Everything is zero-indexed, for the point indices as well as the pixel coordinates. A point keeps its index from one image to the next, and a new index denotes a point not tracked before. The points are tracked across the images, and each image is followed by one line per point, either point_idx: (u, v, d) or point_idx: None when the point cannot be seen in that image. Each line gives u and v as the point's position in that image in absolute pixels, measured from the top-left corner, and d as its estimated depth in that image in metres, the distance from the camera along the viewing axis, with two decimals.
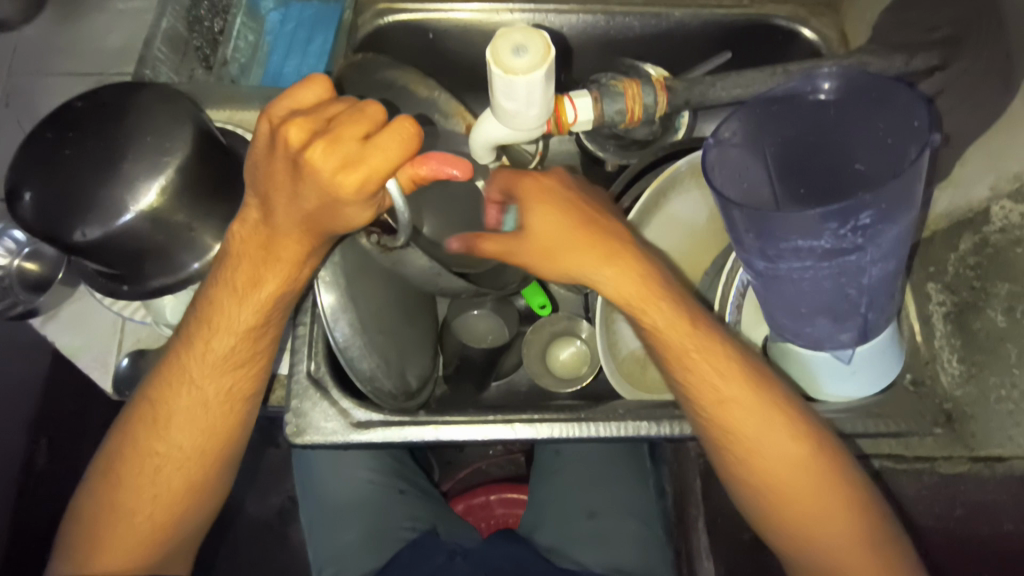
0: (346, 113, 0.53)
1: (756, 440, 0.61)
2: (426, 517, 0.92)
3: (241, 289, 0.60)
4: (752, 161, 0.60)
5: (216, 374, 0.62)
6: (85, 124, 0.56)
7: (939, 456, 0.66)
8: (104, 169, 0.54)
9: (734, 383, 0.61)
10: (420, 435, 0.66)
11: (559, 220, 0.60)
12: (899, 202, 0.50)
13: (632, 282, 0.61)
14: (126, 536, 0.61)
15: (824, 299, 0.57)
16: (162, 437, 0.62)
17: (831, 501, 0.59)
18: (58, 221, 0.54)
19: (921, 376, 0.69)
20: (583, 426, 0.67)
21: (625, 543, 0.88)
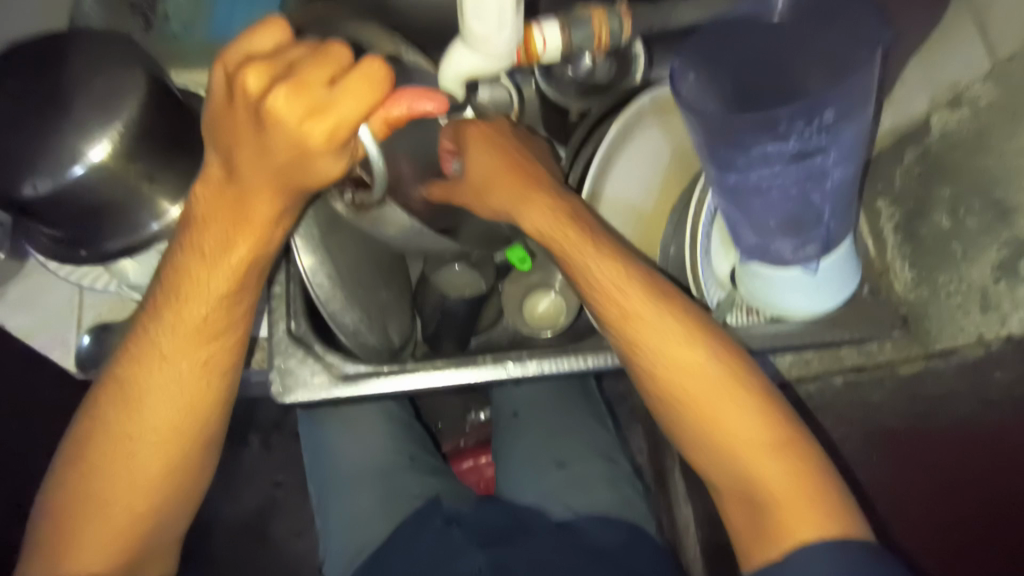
0: (307, 56, 0.49)
1: (667, 353, 0.63)
2: (432, 484, 0.92)
3: (210, 254, 0.56)
4: (712, 84, 0.60)
5: (190, 346, 0.58)
6: (21, 76, 0.52)
7: (897, 358, 0.72)
8: (49, 122, 0.50)
9: (647, 316, 0.64)
10: (413, 382, 0.66)
11: (492, 161, 0.65)
12: (858, 104, 0.56)
13: (542, 217, 0.64)
14: (104, 527, 0.57)
15: (790, 209, 0.62)
16: (137, 418, 0.58)
17: (745, 415, 0.62)
18: (6, 180, 0.50)
19: (877, 285, 0.74)
20: (570, 358, 0.69)
21: (601, 487, 0.89)
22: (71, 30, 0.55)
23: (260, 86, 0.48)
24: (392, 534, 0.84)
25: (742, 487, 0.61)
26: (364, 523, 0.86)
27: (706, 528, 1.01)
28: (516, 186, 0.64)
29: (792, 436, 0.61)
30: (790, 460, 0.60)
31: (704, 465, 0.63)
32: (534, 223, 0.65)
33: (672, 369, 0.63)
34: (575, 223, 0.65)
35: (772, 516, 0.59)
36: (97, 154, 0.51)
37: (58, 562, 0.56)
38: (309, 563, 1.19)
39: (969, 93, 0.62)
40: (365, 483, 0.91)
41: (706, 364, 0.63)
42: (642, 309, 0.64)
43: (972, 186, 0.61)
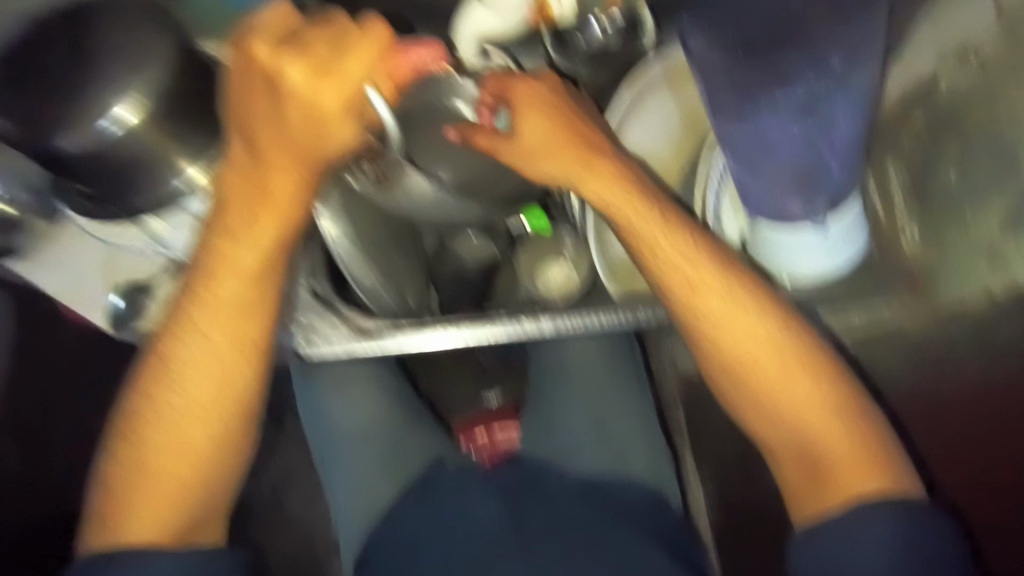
0: (314, 24, 0.52)
1: (727, 326, 0.62)
2: (436, 450, 0.94)
3: (239, 230, 0.58)
4: (726, 36, 0.62)
5: (224, 321, 0.60)
6: (57, 36, 0.55)
7: (907, 317, 0.74)
8: (81, 78, 0.53)
9: (718, 295, 0.62)
10: (436, 339, 0.69)
11: (544, 125, 0.64)
12: (856, 47, 0.57)
13: (607, 190, 0.65)
14: (155, 497, 0.59)
15: (799, 159, 0.63)
16: (178, 391, 0.60)
17: (804, 382, 0.61)
18: (45, 137, 0.53)
19: (886, 243, 0.74)
20: (584, 315, 0.72)
21: (635, 444, 0.90)
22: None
23: (269, 53, 0.51)
24: (409, 491, 0.88)
25: (802, 447, 0.60)
26: (367, 490, 0.90)
27: (717, 502, 1.02)
28: (576, 157, 0.64)
29: (847, 397, 0.61)
30: (855, 423, 0.60)
31: (759, 428, 0.62)
32: (605, 199, 0.65)
33: (740, 347, 0.61)
34: (644, 203, 0.65)
35: (829, 473, 0.59)
36: (128, 110, 0.54)
37: (110, 529, 0.58)
38: (324, 536, 1.21)
39: (974, 48, 0.63)
40: (377, 454, 0.92)
41: (775, 342, 0.61)
42: (714, 289, 0.62)
43: (982, 140, 0.63)
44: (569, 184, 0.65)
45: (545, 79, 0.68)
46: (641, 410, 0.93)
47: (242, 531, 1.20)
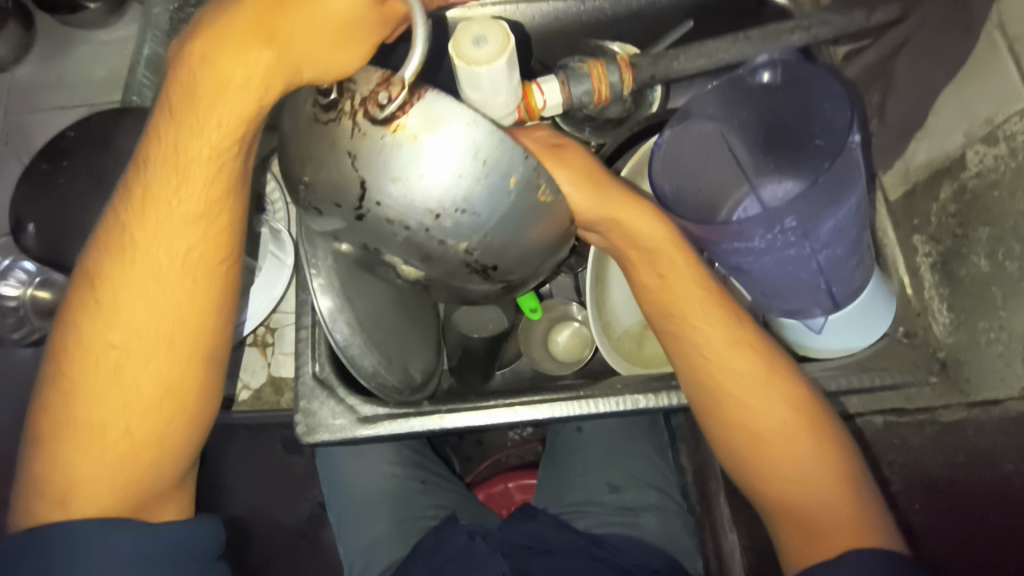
0: None
1: (734, 380, 0.58)
2: (447, 503, 0.99)
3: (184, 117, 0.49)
4: (711, 144, 0.64)
5: (169, 232, 0.52)
6: (77, 153, 0.59)
7: (937, 405, 0.68)
8: (98, 195, 0.57)
9: (700, 305, 0.58)
10: (427, 425, 0.69)
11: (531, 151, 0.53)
12: (824, 199, 0.54)
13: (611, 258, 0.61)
14: (102, 461, 0.52)
15: (779, 283, 0.61)
16: (113, 323, 0.53)
17: (809, 446, 0.56)
18: (63, 251, 0.56)
19: (913, 327, 0.71)
20: (582, 403, 0.70)
21: (651, 512, 0.90)
22: (114, 111, 0.61)
23: None
24: (414, 549, 0.90)
25: (795, 511, 0.56)
26: (381, 545, 0.94)
27: None
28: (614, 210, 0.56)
29: (857, 471, 0.57)
30: (825, 469, 0.56)
31: (751, 488, 0.58)
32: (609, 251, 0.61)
33: (716, 365, 0.58)
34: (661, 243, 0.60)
35: (813, 528, 0.55)
36: None
37: (61, 504, 0.52)
38: None
39: (1007, 128, 0.56)
40: (382, 512, 0.97)
41: (743, 369, 0.58)
42: (685, 299, 0.58)
43: (1011, 230, 0.57)
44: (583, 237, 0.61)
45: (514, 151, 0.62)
46: (661, 482, 0.94)
47: (278, 557, 1.25)
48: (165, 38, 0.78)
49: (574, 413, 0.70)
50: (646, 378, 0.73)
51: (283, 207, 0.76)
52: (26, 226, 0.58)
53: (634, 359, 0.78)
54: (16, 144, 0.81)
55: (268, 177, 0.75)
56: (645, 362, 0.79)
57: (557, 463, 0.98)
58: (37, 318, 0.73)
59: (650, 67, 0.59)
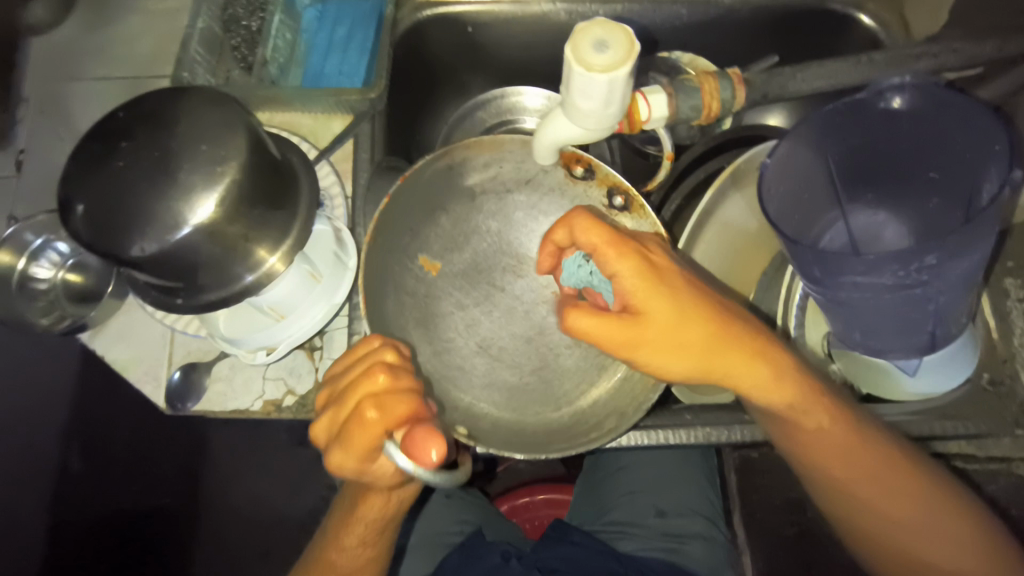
0: (390, 382, 0.49)
1: (847, 472, 0.57)
2: (472, 519, 0.95)
3: (349, 548, 0.59)
4: (815, 165, 0.59)
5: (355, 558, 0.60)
6: (136, 133, 0.52)
7: (1016, 457, 0.63)
8: (157, 180, 0.50)
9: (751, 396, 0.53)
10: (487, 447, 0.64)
11: (604, 239, 0.50)
12: (968, 240, 0.48)
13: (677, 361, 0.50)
14: None
15: (886, 320, 0.57)
16: (340, 546, 0.59)
17: (952, 528, 0.56)
18: (114, 241, 0.51)
19: (999, 375, 0.66)
20: (649, 433, 0.66)
21: (696, 540, 0.87)
22: (171, 89, 0.55)
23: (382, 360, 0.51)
24: (439, 567, 0.87)
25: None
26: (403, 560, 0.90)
27: None
28: (671, 315, 0.49)
29: (1000, 544, 0.55)
30: (923, 509, 0.56)
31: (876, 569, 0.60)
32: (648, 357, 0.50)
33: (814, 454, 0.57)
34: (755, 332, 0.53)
35: None
36: (203, 211, 0.51)
37: None
38: None
39: None
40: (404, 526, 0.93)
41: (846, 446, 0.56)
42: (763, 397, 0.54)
43: None
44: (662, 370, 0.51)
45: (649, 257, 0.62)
46: (708, 509, 0.91)
47: (278, 549, 1.21)
48: (219, 13, 0.72)
49: (643, 442, 0.66)
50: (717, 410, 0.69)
51: (342, 202, 0.69)
52: (73, 207, 0.52)
53: None
54: (51, 114, 0.76)
55: (326, 168, 0.70)
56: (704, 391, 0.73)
57: (602, 480, 0.98)
58: (68, 303, 0.69)
59: (763, 84, 0.57)
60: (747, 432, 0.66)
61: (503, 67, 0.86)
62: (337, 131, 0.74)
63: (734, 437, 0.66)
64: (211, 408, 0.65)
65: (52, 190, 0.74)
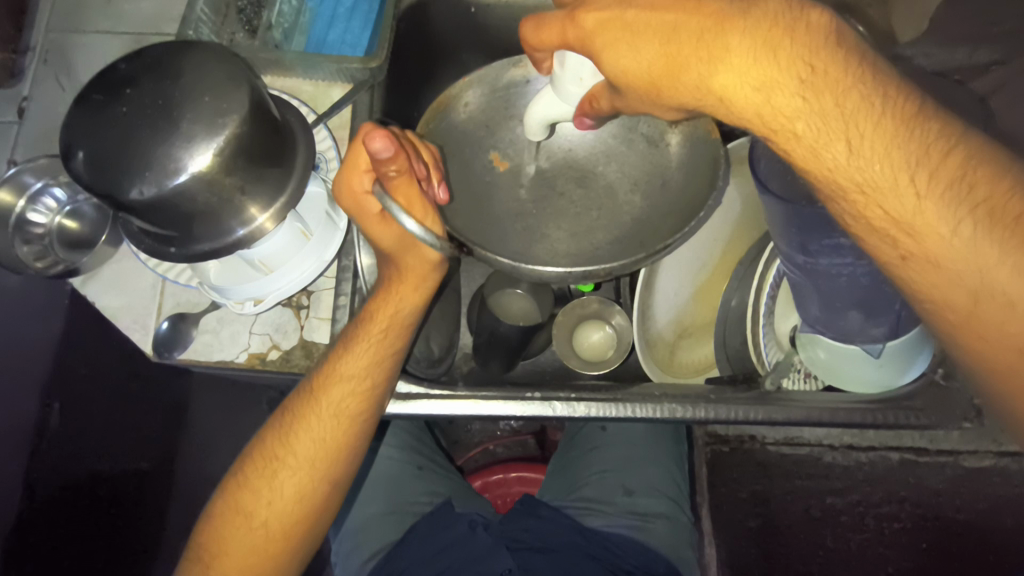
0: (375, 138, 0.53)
1: (964, 242, 0.42)
2: (443, 491, 0.97)
3: (321, 396, 0.62)
4: None
5: (328, 420, 0.63)
6: (141, 82, 0.54)
7: (964, 450, 0.73)
8: (160, 128, 0.52)
9: (842, 134, 0.44)
10: (461, 409, 0.68)
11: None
12: None
13: (746, 92, 0.44)
14: (261, 506, 0.62)
15: (861, 293, 0.63)
16: (315, 412, 0.63)
17: None
18: (114, 183, 0.52)
19: (954, 369, 0.70)
20: (620, 406, 0.69)
21: (660, 520, 0.91)
22: (176, 42, 0.57)
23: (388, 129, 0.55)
24: (409, 532, 0.89)
25: None
26: (373, 526, 0.92)
27: None
28: (678, 19, 0.44)
29: None
30: None
31: None
32: (715, 81, 0.45)
33: (927, 233, 0.43)
34: (835, 83, 0.43)
35: None
36: (202, 161, 0.53)
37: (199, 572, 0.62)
38: None
39: None
40: (376, 493, 0.95)
41: (940, 195, 0.42)
42: (826, 118, 0.44)
43: None
44: (712, 108, 0.47)
45: (706, 136, 0.62)
46: (673, 492, 0.95)
47: None
48: None
49: (611, 414, 0.69)
50: (685, 391, 0.72)
51: (337, 161, 0.71)
52: (74, 151, 0.54)
53: (667, 368, 0.79)
54: (54, 64, 0.77)
55: (323, 133, 0.72)
56: (673, 371, 0.79)
57: (577, 459, 1.00)
58: (62, 249, 0.70)
59: None
60: (713, 409, 0.69)
61: (502, 49, 0.87)
62: (336, 98, 0.76)
63: (698, 414, 0.69)
64: (197, 358, 0.67)
65: (53, 139, 0.75)
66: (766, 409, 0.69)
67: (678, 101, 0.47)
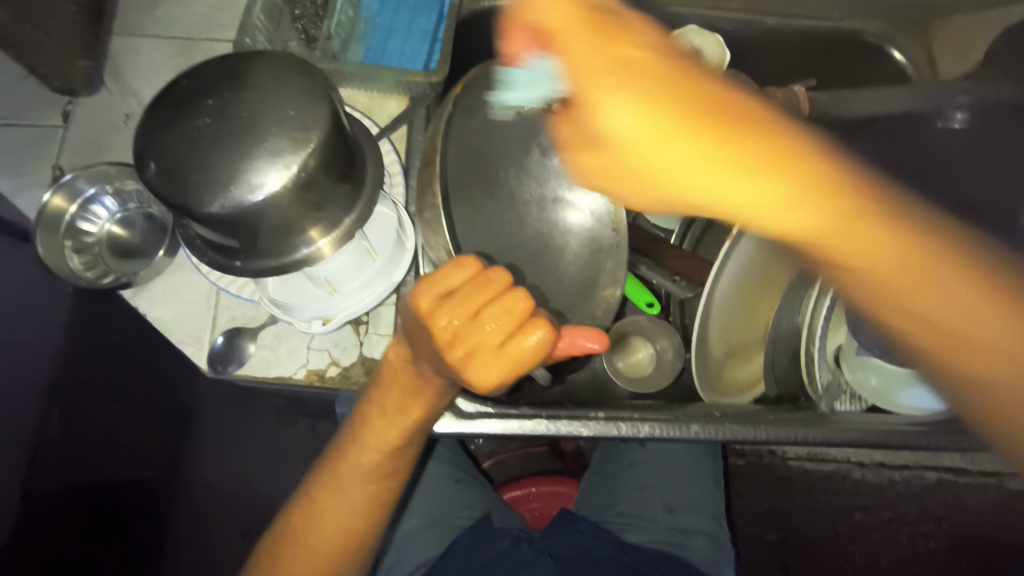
0: (524, 319, 0.46)
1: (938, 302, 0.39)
2: (479, 506, 0.96)
3: (364, 451, 0.56)
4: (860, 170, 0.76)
5: (362, 476, 0.56)
6: (219, 92, 0.52)
7: None
8: (239, 142, 0.50)
9: (796, 197, 0.38)
10: (527, 428, 0.67)
11: (570, 21, 0.40)
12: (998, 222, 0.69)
13: (713, 184, 0.38)
14: (303, 544, 0.57)
15: None
16: (350, 466, 0.56)
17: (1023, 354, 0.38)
18: (188, 199, 0.50)
19: None
20: (681, 426, 0.68)
21: (700, 536, 0.91)
22: (250, 52, 0.56)
23: (508, 294, 0.46)
24: (449, 548, 0.87)
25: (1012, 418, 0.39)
26: (410, 540, 0.90)
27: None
28: (586, 51, 0.40)
29: None
30: None
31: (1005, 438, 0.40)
32: (700, 180, 0.38)
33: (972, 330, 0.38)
34: (732, 132, 0.38)
35: None
36: (277, 180, 0.51)
37: None
38: None
39: None
40: (412, 507, 0.93)
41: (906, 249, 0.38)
42: (845, 236, 0.37)
43: None
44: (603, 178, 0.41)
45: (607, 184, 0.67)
46: (711, 507, 0.95)
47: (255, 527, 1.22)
48: None
49: (674, 436, 0.69)
50: (742, 411, 0.72)
51: (402, 180, 0.70)
52: (147, 161, 0.52)
53: (721, 387, 0.79)
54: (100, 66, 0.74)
55: (388, 146, 0.71)
56: (724, 390, 0.79)
57: (614, 476, 1.01)
58: (111, 258, 0.69)
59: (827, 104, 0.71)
60: (776, 430, 0.70)
61: None
62: (392, 111, 0.76)
63: (759, 436, 0.70)
64: (255, 374, 0.65)
65: (100, 145, 0.72)
66: (823, 431, 0.69)
67: (674, 205, 0.41)
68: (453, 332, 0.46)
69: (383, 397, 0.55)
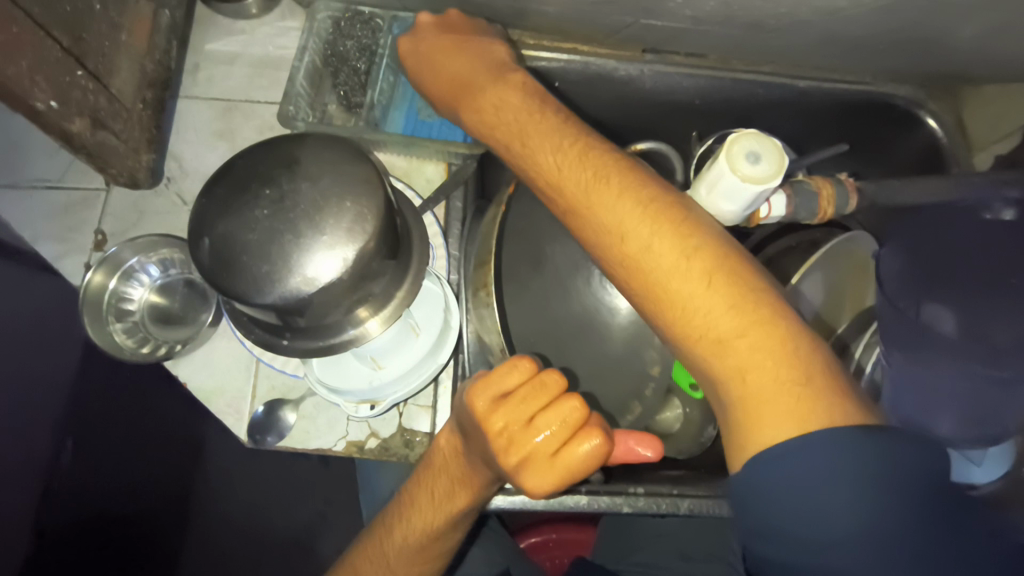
0: (584, 427, 0.46)
1: (745, 348, 0.48)
2: (501, 560, 0.95)
3: (409, 536, 0.56)
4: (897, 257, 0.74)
5: (406, 560, 0.56)
6: (276, 178, 0.53)
7: None
8: (293, 232, 0.51)
9: (650, 233, 0.53)
10: (566, 503, 0.66)
11: (536, 118, 0.61)
12: None
13: (590, 204, 0.55)
14: None
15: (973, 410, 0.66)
16: (394, 549, 0.56)
17: (796, 412, 0.45)
18: (240, 285, 0.51)
19: None
20: (719, 501, 0.68)
21: None
22: (304, 135, 0.56)
23: (566, 397, 0.47)
24: None
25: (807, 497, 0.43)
26: None
27: None
28: (532, 125, 0.61)
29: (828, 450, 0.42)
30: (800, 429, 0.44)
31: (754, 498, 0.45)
32: (583, 196, 0.56)
33: (764, 387, 0.46)
34: (622, 185, 0.56)
35: None
36: (331, 271, 0.51)
37: None
38: None
39: None
40: None
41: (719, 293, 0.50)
42: (669, 256, 0.52)
43: None
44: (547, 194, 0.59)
45: None
46: None
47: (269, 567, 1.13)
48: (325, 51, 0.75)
49: (711, 510, 0.69)
50: None
51: (445, 255, 0.71)
52: (202, 240, 0.53)
53: None
54: None
55: (432, 219, 0.72)
56: None
57: (634, 526, 0.99)
58: (151, 325, 0.69)
59: (867, 190, 0.71)
60: None
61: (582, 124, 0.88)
62: (432, 177, 0.76)
63: None
64: (295, 445, 0.65)
65: (138, 208, 0.73)
66: None
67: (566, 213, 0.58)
68: (510, 440, 0.46)
69: (433, 481, 0.56)
